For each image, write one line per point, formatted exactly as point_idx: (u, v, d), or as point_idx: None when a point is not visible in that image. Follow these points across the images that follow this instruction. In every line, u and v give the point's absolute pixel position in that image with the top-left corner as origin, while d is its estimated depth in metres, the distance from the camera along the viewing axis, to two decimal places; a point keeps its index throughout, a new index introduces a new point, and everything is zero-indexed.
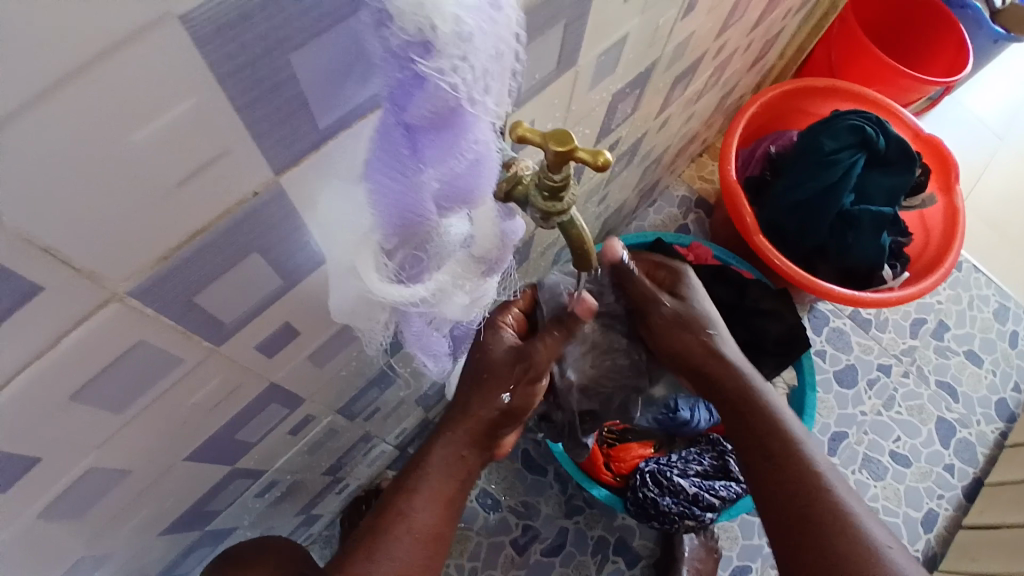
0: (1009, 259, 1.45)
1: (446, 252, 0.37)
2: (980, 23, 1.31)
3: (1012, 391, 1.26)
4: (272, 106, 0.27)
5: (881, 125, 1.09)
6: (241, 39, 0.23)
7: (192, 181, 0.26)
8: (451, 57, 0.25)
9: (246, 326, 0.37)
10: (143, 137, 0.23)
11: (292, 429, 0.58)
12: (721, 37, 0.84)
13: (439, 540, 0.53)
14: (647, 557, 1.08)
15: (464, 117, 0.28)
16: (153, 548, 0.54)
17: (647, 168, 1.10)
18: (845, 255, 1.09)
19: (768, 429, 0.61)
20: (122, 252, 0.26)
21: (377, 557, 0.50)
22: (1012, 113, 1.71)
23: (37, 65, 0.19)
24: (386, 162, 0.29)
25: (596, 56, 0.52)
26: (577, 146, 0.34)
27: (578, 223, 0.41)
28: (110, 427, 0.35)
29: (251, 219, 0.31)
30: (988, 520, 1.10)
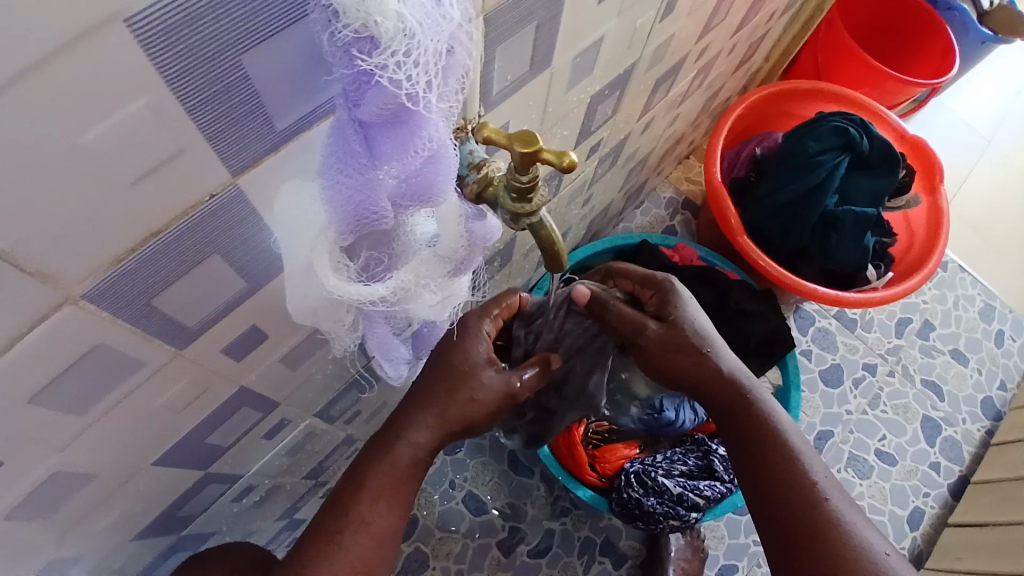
0: (993, 260, 1.47)
1: (410, 249, 0.38)
2: (966, 26, 1.32)
3: (997, 391, 1.27)
4: (225, 107, 0.26)
5: (865, 127, 1.10)
6: (188, 42, 0.23)
7: (145, 182, 0.26)
8: (394, 52, 0.24)
9: (212, 328, 0.37)
10: (93, 137, 0.23)
11: (267, 432, 0.57)
12: (703, 39, 0.84)
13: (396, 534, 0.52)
14: (634, 557, 1.08)
15: (415, 113, 0.27)
16: (128, 551, 0.54)
17: (633, 169, 1.11)
18: (829, 256, 1.09)
19: (765, 434, 0.62)
20: (76, 254, 0.26)
21: (334, 552, 0.50)
22: (997, 115, 1.72)
23: None
24: (340, 159, 0.29)
25: (572, 58, 0.52)
26: (543, 147, 0.33)
27: (549, 224, 0.40)
28: (74, 429, 0.35)
29: (211, 219, 0.30)
30: (973, 518, 1.11)
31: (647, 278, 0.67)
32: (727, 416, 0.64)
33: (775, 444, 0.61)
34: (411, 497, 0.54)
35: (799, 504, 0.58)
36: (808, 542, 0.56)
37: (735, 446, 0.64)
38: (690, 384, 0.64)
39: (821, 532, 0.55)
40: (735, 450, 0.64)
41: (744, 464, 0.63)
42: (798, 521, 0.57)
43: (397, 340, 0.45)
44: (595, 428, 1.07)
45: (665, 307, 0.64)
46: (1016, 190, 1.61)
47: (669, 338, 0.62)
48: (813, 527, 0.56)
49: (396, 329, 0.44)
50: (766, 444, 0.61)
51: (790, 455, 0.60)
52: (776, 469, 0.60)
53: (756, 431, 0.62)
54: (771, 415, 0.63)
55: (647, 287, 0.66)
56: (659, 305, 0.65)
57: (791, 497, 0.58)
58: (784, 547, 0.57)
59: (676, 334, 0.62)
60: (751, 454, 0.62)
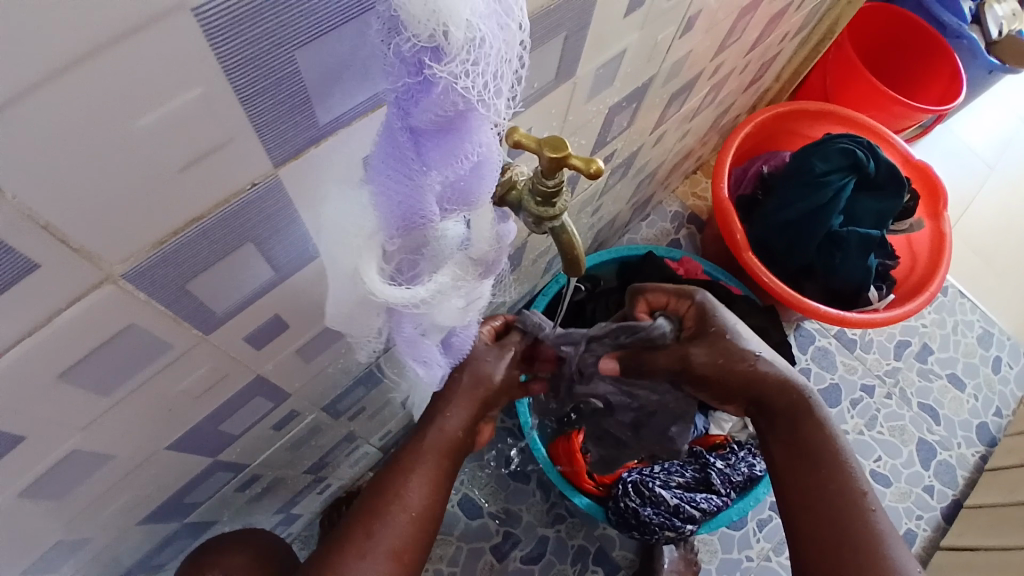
0: (993, 287, 1.48)
1: (442, 253, 0.38)
2: (975, 53, 1.33)
3: (994, 417, 1.28)
4: (276, 100, 0.27)
5: (872, 150, 1.11)
6: (248, 34, 0.24)
7: (192, 169, 0.27)
8: (462, 62, 0.25)
9: (237, 315, 0.38)
10: (150, 121, 0.24)
11: (276, 424, 0.58)
12: (718, 56, 0.85)
13: (431, 519, 0.55)
14: (627, 568, 1.09)
15: (469, 119, 0.28)
16: (131, 536, 0.54)
17: (641, 182, 1.12)
18: (833, 275, 1.10)
19: (817, 440, 0.64)
20: (120, 234, 0.27)
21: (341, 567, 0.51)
22: (1002, 144, 1.74)
23: (56, 40, 0.19)
24: (392, 164, 0.29)
25: (595, 68, 0.53)
26: (571, 152, 0.34)
27: (570, 228, 0.41)
28: (97, 408, 0.35)
29: (250, 209, 0.31)
30: (965, 542, 1.12)
31: (680, 291, 0.71)
32: (780, 416, 0.66)
33: (825, 448, 0.63)
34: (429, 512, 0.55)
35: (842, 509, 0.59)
36: (845, 548, 0.57)
37: (783, 445, 0.65)
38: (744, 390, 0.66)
39: (859, 541, 0.57)
40: (781, 448, 0.65)
41: (785, 468, 0.64)
42: (839, 525, 0.59)
43: (427, 343, 0.45)
44: None
45: (703, 319, 0.67)
46: (1018, 220, 1.62)
47: (711, 359, 0.64)
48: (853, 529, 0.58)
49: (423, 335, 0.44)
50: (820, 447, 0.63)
51: (841, 465, 0.62)
52: (823, 475, 0.62)
53: (812, 436, 0.64)
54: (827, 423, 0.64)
55: (681, 298, 0.70)
56: (698, 316, 0.68)
57: (834, 499, 0.60)
58: (820, 550, 0.59)
59: (723, 343, 0.65)
60: (800, 458, 0.64)
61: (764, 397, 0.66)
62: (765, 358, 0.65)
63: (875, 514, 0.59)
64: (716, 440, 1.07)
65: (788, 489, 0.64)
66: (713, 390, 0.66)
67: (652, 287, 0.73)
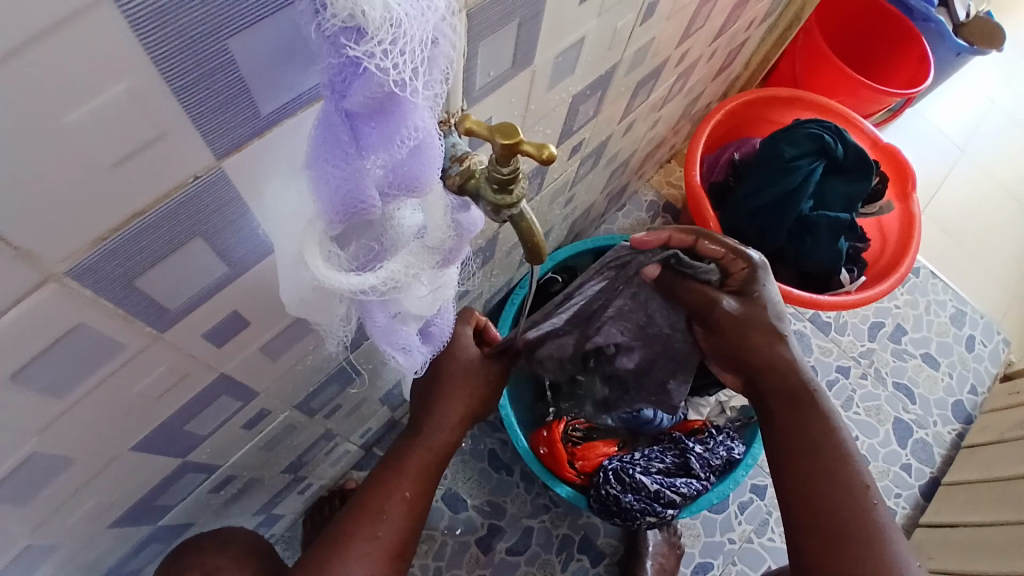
0: (962, 267, 1.52)
1: (399, 243, 0.39)
2: (943, 36, 1.35)
3: (968, 394, 1.31)
4: (211, 90, 0.27)
5: (840, 134, 1.13)
6: (178, 24, 0.24)
7: (129, 162, 0.27)
8: (381, 42, 0.25)
9: (193, 312, 0.37)
10: (79, 116, 0.23)
11: (246, 423, 0.57)
12: (683, 44, 0.86)
13: (415, 518, 0.56)
14: (611, 555, 1.09)
15: (400, 101, 0.28)
16: (102, 541, 0.54)
17: (614, 172, 1.12)
18: (804, 260, 1.12)
19: (825, 431, 0.64)
20: (60, 231, 0.26)
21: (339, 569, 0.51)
22: (970, 126, 1.77)
23: None
24: (328, 149, 0.29)
25: (553, 56, 0.53)
26: (522, 139, 0.34)
27: (528, 216, 0.41)
28: (54, 410, 0.35)
29: (195, 202, 0.31)
30: (944, 518, 1.15)
31: (738, 250, 0.71)
32: (783, 404, 0.66)
33: (829, 437, 0.63)
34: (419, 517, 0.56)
35: (848, 499, 0.60)
36: (847, 538, 0.58)
37: (789, 431, 0.65)
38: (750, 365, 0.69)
39: (863, 533, 0.58)
40: (786, 436, 0.65)
41: (790, 463, 0.63)
42: (844, 515, 0.59)
43: (402, 330, 0.45)
44: (574, 426, 1.08)
45: (748, 283, 0.70)
46: (987, 200, 1.66)
47: (743, 314, 0.68)
48: (858, 523, 0.58)
49: (397, 323, 0.44)
50: (825, 439, 0.63)
51: (843, 460, 0.62)
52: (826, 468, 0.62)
53: (817, 426, 0.64)
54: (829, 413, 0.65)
55: (739, 258, 0.71)
56: (746, 279, 0.70)
57: (839, 496, 0.60)
58: (822, 540, 0.59)
59: (755, 317, 0.68)
60: (800, 450, 0.63)
61: (775, 378, 0.68)
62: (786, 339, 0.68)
63: (878, 508, 0.60)
64: (693, 425, 1.08)
65: (784, 480, 0.63)
66: (723, 343, 0.71)
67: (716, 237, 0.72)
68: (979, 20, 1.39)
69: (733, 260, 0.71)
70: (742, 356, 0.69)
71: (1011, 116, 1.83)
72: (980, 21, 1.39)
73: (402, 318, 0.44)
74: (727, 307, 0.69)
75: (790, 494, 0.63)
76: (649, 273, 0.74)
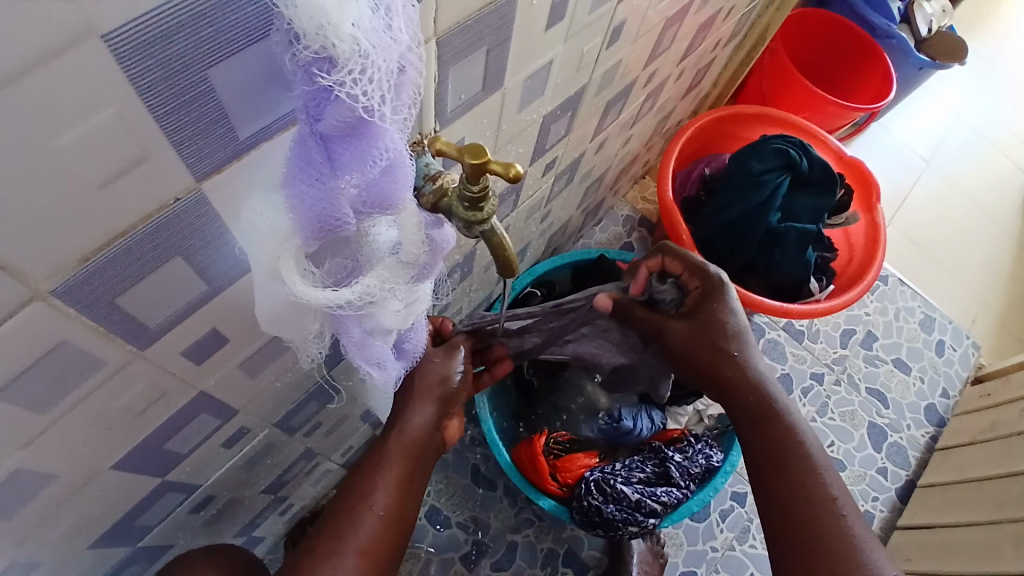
0: (929, 274, 1.57)
1: (374, 258, 0.40)
2: (905, 52, 1.41)
3: (940, 397, 1.35)
4: (192, 117, 0.28)
5: (804, 149, 1.17)
6: (160, 56, 0.25)
7: (114, 184, 0.28)
8: (350, 71, 0.27)
9: (174, 329, 0.38)
10: (67, 141, 0.25)
11: (226, 441, 0.58)
12: (650, 65, 0.89)
13: (401, 518, 0.56)
14: (595, 567, 1.10)
15: (372, 126, 0.30)
16: (81, 561, 0.54)
17: (589, 188, 1.15)
18: (774, 270, 1.15)
19: (791, 447, 0.65)
20: (46, 250, 0.28)
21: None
22: (933, 140, 1.84)
23: None
24: (302, 169, 0.31)
25: (523, 79, 0.55)
26: (490, 159, 0.36)
27: (499, 231, 0.43)
28: (35, 427, 0.35)
29: (176, 222, 0.32)
30: (920, 520, 1.17)
31: (696, 267, 0.74)
32: (750, 422, 0.69)
33: (797, 453, 0.65)
34: (399, 523, 0.56)
35: (820, 514, 0.61)
36: (815, 549, 0.60)
37: (757, 448, 0.67)
38: (706, 378, 0.72)
39: (834, 545, 0.59)
40: (755, 453, 0.67)
41: (763, 478, 0.66)
42: (816, 527, 0.61)
43: (379, 345, 0.46)
44: (556, 438, 1.09)
45: (705, 298, 0.72)
46: (950, 210, 1.72)
47: (690, 334, 0.71)
48: (830, 536, 0.60)
49: (372, 337, 0.45)
50: (792, 454, 0.65)
51: (812, 471, 0.64)
52: (793, 482, 0.64)
53: (784, 443, 0.66)
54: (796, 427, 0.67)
55: (695, 275, 0.74)
56: (702, 296, 0.73)
57: (811, 510, 0.62)
58: (796, 552, 0.61)
59: (705, 333, 0.70)
60: (771, 462, 0.66)
61: (740, 397, 0.69)
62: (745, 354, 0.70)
63: (850, 520, 0.61)
64: (672, 434, 1.10)
65: (759, 489, 0.66)
66: (686, 365, 0.73)
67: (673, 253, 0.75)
68: (942, 36, 1.48)
69: (690, 278, 0.74)
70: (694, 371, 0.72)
71: (973, 129, 1.91)
72: (944, 36, 1.48)
73: (376, 334, 0.45)
74: (676, 331, 0.72)
75: (764, 510, 0.65)
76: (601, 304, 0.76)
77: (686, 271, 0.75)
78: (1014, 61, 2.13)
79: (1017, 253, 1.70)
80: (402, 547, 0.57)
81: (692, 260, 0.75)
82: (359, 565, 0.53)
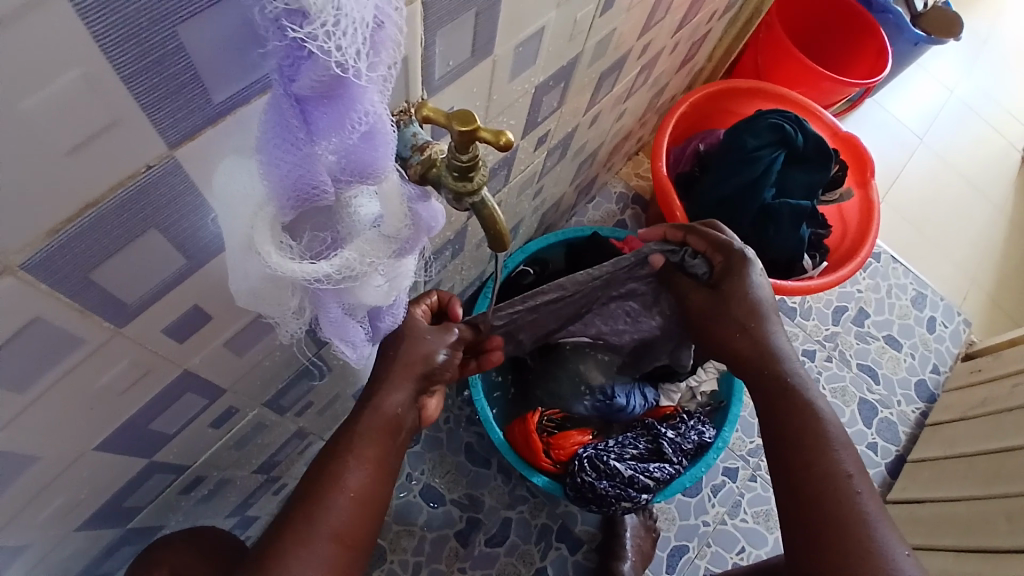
0: (921, 251, 1.58)
1: (355, 229, 0.38)
2: (900, 27, 1.39)
3: (930, 373, 1.35)
4: (162, 78, 0.27)
5: (799, 123, 1.16)
6: (125, 9, 0.24)
7: (82, 151, 0.26)
8: (324, 23, 0.25)
9: (154, 305, 0.37)
10: (33, 103, 0.23)
11: (215, 420, 0.57)
12: (645, 36, 0.87)
13: (376, 501, 0.54)
14: (589, 542, 1.11)
15: (350, 87, 0.28)
16: (69, 544, 0.53)
17: (582, 164, 1.14)
18: (767, 246, 1.14)
19: (803, 424, 0.65)
20: (14, 222, 0.26)
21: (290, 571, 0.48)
22: (928, 115, 1.83)
23: None
24: (279, 134, 0.29)
25: (514, 47, 0.53)
26: (480, 126, 0.35)
27: (490, 203, 0.41)
28: (14, 407, 0.34)
29: (151, 191, 0.31)
30: (910, 495, 1.19)
31: (717, 245, 0.75)
32: (766, 399, 0.69)
33: (810, 431, 0.64)
34: (374, 505, 0.54)
35: (832, 493, 0.60)
36: (834, 533, 0.58)
37: (769, 423, 0.68)
38: (715, 348, 0.76)
39: (845, 526, 0.58)
40: (767, 427, 0.68)
41: (775, 452, 0.66)
42: (831, 506, 0.60)
43: (353, 324, 0.45)
44: (550, 415, 1.10)
45: (723, 274, 0.74)
46: (944, 186, 1.71)
47: (707, 301, 0.76)
48: (840, 517, 0.59)
49: (350, 314, 0.44)
50: (804, 431, 0.64)
51: (824, 447, 0.63)
52: (810, 468, 0.62)
53: (795, 419, 0.65)
54: (811, 402, 0.66)
55: (716, 253, 0.75)
56: (723, 271, 0.74)
57: (821, 488, 0.61)
58: (817, 536, 0.59)
59: (723, 302, 0.73)
60: (786, 438, 0.65)
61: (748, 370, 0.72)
62: (759, 332, 0.71)
63: (863, 498, 0.60)
64: (665, 411, 1.11)
65: (776, 467, 0.65)
66: (700, 330, 0.78)
67: (702, 232, 0.77)
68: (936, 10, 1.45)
69: (713, 254, 0.76)
70: (707, 338, 0.77)
71: (967, 104, 1.90)
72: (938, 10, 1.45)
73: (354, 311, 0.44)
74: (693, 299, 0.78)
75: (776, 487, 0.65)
76: (654, 261, 0.80)
77: (709, 250, 0.76)
78: (1009, 34, 2.11)
79: (1010, 229, 1.70)
80: (378, 529, 0.55)
81: (716, 239, 0.76)
82: (333, 551, 0.51)
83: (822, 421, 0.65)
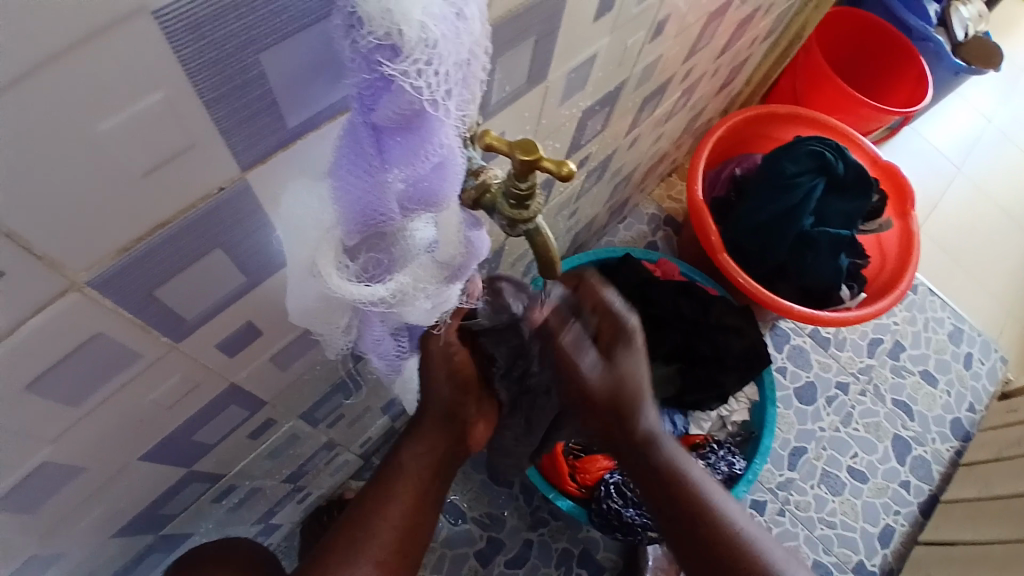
0: (959, 284, 1.53)
1: (409, 255, 0.38)
2: (940, 56, 1.37)
3: (966, 411, 1.31)
4: (244, 102, 0.27)
5: (840, 151, 1.14)
6: (214, 35, 0.24)
7: (160, 171, 0.27)
8: (416, 61, 0.25)
9: (209, 323, 0.37)
10: (112, 125, 0.24)
11: (253, 432, 0.57)
12: (688, 61, 0.86)
13: (416, 531, 0.58)
14: (611, 568, 1.09)
15: (428, 120, 0.28)
16: (104, 550, 0.53)
17: (616, 186, 1.13)
18: (804, 274, 1.12)
19: (671, 479, 0.59)
20: (87, 241, 0.27)
21: None
22: (966, 145, 1.79)
23: (30, 43, 0.19)
24: (351, 160, 0.30)
25: (566, 72, 0.53)
26: (542, 155, 0.35)
27: (544, 231, 0.41)
28: (67, 420, 0.35)
29: (218, 213, 0.31)
30: (942, 535, 1.14)
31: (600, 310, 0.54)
32: (627, 461, 0.60)
33: (681, 483, 0.59)
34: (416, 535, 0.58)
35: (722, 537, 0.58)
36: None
37: (640, 480, 0.61)
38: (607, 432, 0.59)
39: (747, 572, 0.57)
40: (639, 484, 0.61)
41: (656, 506, 0.61)
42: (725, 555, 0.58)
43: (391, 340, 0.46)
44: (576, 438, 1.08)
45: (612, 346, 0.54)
46: (984, 218, 1.67)
47: (607, 385, 0.54)
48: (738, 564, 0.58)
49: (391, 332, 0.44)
50: (676, 482, 0.59)
51: (693, 494, 0.59)
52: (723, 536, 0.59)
53: (662, 475, 0.59)
54: (668, 453, 0.60)
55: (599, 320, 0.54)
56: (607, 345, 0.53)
57: (712, 535, 0.59)
58: None
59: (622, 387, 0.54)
60: (662, 494, 0.60)
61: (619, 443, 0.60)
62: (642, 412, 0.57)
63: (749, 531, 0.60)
64: (695, 440, 1.08)
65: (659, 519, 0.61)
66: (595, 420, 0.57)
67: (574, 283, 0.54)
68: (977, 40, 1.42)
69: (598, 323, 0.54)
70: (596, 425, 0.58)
71: (1005, 136, 1.86)
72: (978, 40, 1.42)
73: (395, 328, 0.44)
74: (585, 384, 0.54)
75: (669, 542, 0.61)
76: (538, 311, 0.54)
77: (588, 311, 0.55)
78: None
79: None
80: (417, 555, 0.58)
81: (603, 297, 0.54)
82: None
83: (691, 470, 0.61)
